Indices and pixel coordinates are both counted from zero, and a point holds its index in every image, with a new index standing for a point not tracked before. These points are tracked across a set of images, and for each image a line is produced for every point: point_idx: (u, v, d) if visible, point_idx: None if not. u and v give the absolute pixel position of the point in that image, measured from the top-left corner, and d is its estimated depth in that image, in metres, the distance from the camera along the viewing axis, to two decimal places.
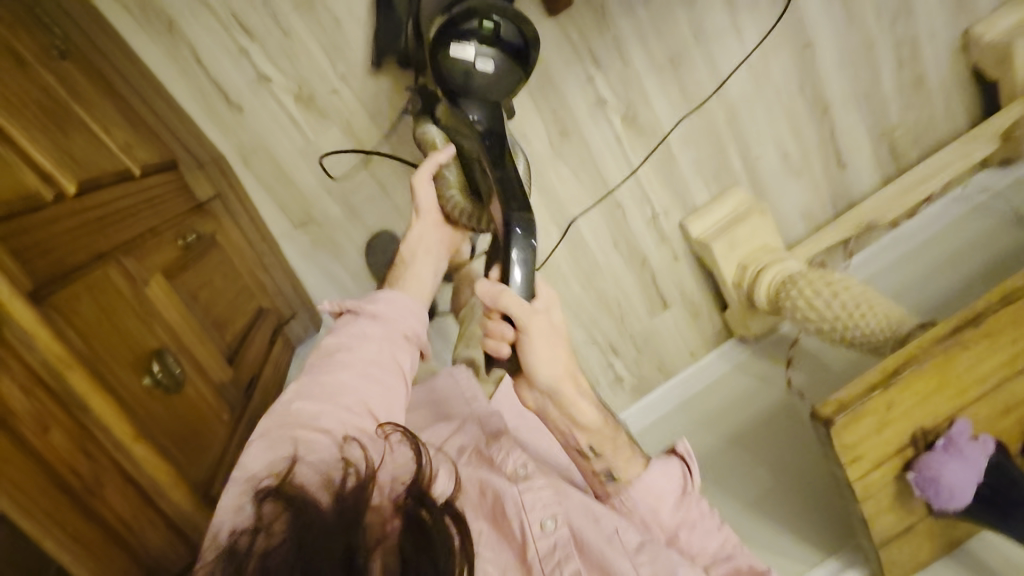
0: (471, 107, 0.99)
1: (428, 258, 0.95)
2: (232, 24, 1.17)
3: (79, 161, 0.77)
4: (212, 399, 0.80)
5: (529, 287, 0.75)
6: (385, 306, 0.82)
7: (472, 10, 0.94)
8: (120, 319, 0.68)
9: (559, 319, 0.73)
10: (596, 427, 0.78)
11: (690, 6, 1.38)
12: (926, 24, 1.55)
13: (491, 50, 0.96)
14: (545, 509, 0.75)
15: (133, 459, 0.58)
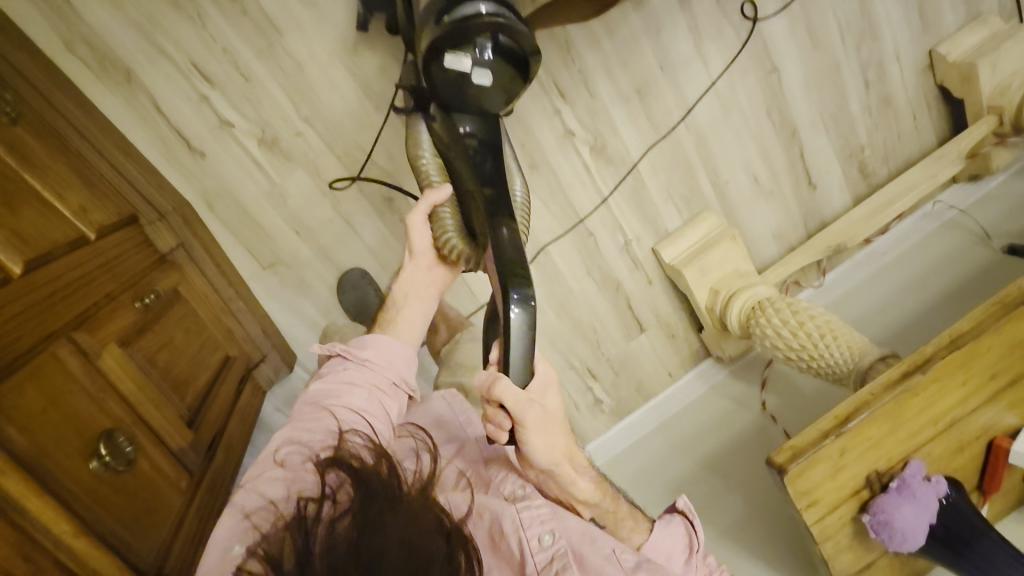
0: (464, 119, 0.99)
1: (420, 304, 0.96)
2: (192, 71, 1.16)
3: (27, 238, 0.76)
4: (169, 469, 0.79)
5: (527, 377, 0.74)
6: (373, 352, 0.89)
7: (472, 27, 0.88)
8: (70, 402, 0.68)
9: (553, 402, 0.75)
10: (595, 500, 0.82)
11: (655, 37, 1.38)
12: (892, 45, 1.56)
13: (489, 68, 0.93)
14: (542, 525, 0.78)
15: (74, 556, 0.57)
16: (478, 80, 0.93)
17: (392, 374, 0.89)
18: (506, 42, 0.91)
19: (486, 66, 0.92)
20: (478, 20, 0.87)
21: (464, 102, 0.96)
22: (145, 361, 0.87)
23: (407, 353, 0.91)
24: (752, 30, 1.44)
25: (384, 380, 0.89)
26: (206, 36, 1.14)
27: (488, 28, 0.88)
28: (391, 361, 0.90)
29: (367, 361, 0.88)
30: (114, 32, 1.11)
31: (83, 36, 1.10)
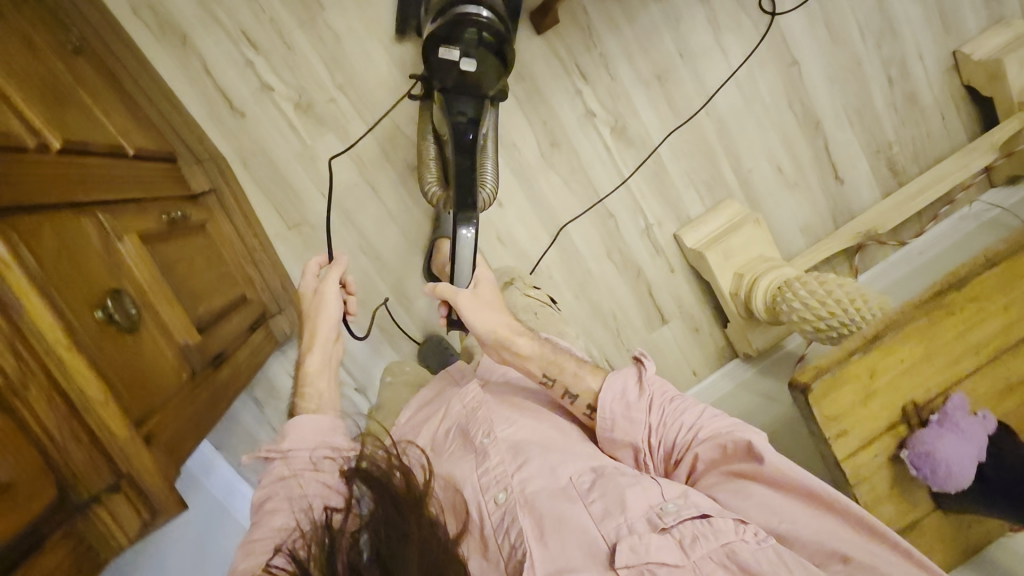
0: (463, 101, 1.10)
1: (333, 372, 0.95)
2: (241, 38, 1.26)
3: (72, 130, 0.82)
4: (172, 355, 0.79)
5: (470, 273, 0.93)
6: (290, 440, 0.83)
7: (461, 18, 1.04)
8: (85, 258, 0.70)
9: (485, 290, 0.91)
10: (537, 354, 0.86)
11: (674, 25, 1.44)
12: (914, 44, 1.58)
13: (478, 54, 1.06)
14: (500, 483, 0.77)
15: (63, 367, 0.57)
16: (467, 68, 1.07)
17: (322, 445, 0.84)
18: (491, 35, 1.05)
19: (473, 56, 1.06)
20: (468, 17, 1.04)
21: (456, 88, 1.09)
22: (164, 266, 0.89)
23: (325, 421, 0.86)
24: (770, 24, 1.49)
25: (313, 454, 0.83)
26: (255, 7, 1.25)
27: (475, 24, 1.04)
28: (314, 432, 0.84)
29: (290, 450, 0.82)
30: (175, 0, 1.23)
31: (148, 2, 1.22)
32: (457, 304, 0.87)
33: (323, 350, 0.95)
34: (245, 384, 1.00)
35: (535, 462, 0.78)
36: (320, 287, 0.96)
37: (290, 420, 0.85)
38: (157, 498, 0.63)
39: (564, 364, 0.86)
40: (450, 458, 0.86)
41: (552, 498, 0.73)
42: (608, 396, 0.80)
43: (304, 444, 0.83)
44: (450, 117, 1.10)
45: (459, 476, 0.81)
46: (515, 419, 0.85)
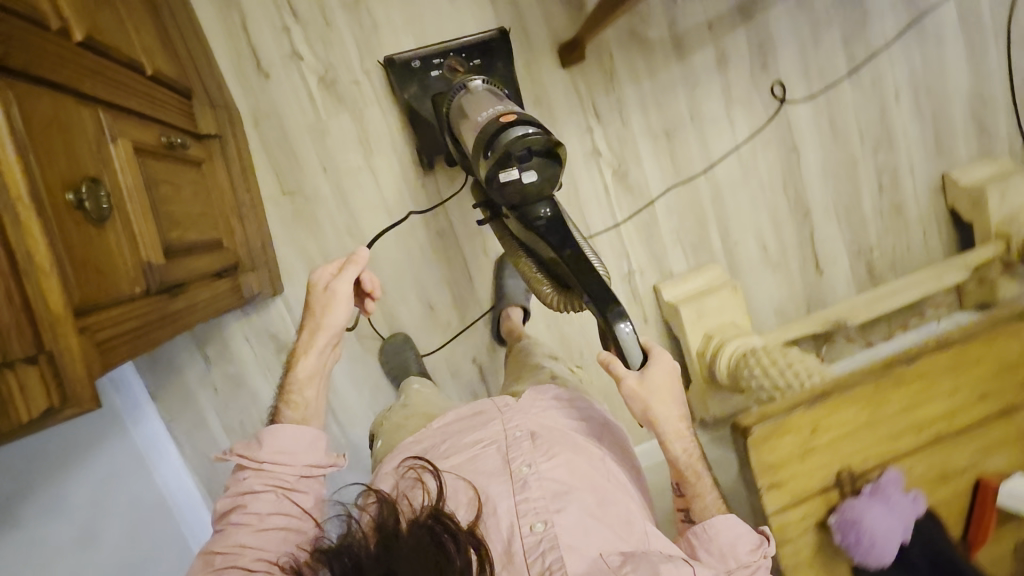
0: (540, 205, 1.07)
1: (323, 381, 0.92)
2: (284, 5, 1.32)
3: (100, 30, 0.84)
4: (132, 263, 0.78)
5: (643, 359, 0.91)
6: (272, 449, 0.81)
7: (507, 148, 0.98)
8: (72, 140, 0.70)
9: (671, 379, 0.90)
10: (682, 460, 0.90)
11: (690, 89, 1.52)
12: (908, 159, 1.67)
13: (533, 164, 1.02)
14: (537, 513, 0.74)
15: (17, 227, 0.56)
16: (529, 181, 1.03)
17: (304, 462, 0.82)
18: (541, 146, 1.00)
19: (531, 167, 1.02)
20: (515, 139, 0.98)
21: (530, 204, 1.06)
22: (150, 181, 0.89)
23: (310, 436, 0.84)
24: (778, 109, 1.57)
25: (292, 473, 0.81)
26: None
27: (523, 142, 0.99)
28: (296, 447, 0.82)
29: (269, 462, 0.80)
30: None
31: None
32: (621, 386, 0.89)
33: (318, 356, 0.91)
34: (200, 320, 0.97)
35: (574, 516, 0.75)
36: (331, 290, 0.90)
37: (269, 429, 0.82)
38: (76, 386, 0.60)
39: (695, 462, 0.90)
40: (486, 472, 0.79)
41: (584, 553, 0.72)
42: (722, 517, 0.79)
43: (285, 461, 0.80)
44: (531, 225, 1.05)
45: (494, 499, 0.76)
46: (562, 458, 0.81)
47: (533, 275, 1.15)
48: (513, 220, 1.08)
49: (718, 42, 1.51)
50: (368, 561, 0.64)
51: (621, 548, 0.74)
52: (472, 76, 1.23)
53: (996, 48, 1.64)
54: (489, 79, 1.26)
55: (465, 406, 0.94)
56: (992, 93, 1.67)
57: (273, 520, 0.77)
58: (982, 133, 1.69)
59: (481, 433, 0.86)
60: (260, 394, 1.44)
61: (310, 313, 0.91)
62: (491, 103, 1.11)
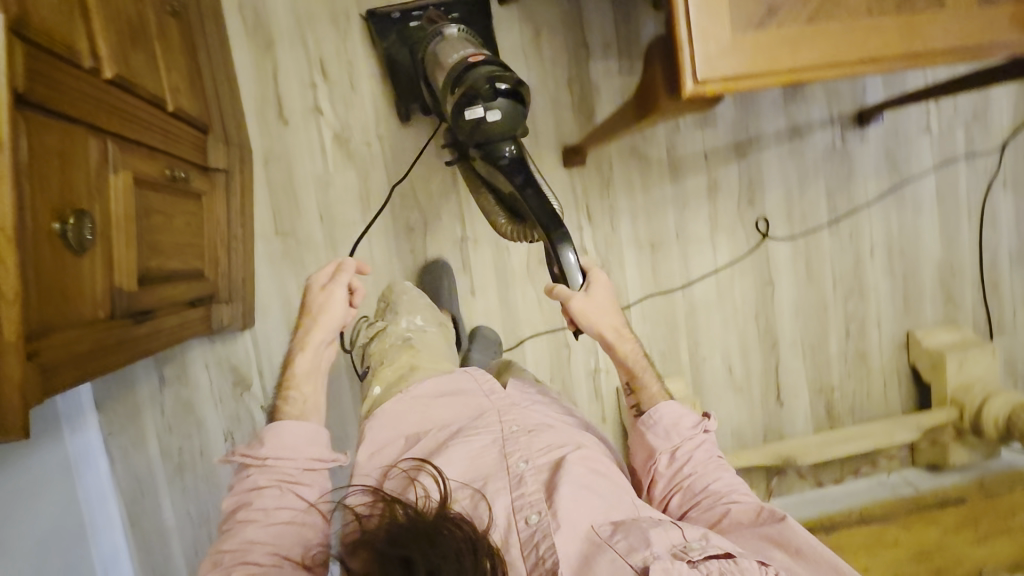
0: (505, 144, 1.16)
1: (323, 375, 0.94)
2: (316, 64, 1.41)
3: (129, 66, 0.90)
4: (102, 291, 0.79)
5: (585, 278, 1.00)
6: (273, 447, 0.81)
7: (472, 88, 1.09)
8: (73, 169, 0.74)
9: (613, 297, 1.03)
10: (631, 365, 1.03)
11: (680, 209, 1.61)
12: (876, 311, 1.75)
13: (498, 104, 1.11)
14: (530, 506, 0.77)
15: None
16: (494, 120, 1.12)
17: (306, 456, 0.83)
18: (508, 86, 1.11)
19: (495, 107, 1.11)
20: (480, 79, 1.09)
21: (495, 141, 1.15)
22: (143, 210, 0.93)
23: (310, 430, 0.84)
24: (760, 242, 1.66)
25: (296, 466, 0.81)
26: (341, 47, 1.42)
27: (490, 79, 1.10)
28: (300, 443, 0.83)
29: (271, 459, 0.81)
30: (277, 14, 1.39)
31: (254, 5, 1.38)
32: (570, 304, 0.99)
33: (318, 349, 0.94)
34: (159, 350, 0.98)
35: (566, 492, 0.78)
36: (328, 290, 0.95)
37: (270, 428, 0.83)
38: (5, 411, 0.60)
39: (641, 361, 1.04)
40: (483, 466, 0.83)
41: (577, 539, 0.74)
42: (665, 407, 0.98)
43: (287, 456, 0.81)
44: (496, 163, 1.15)
45: (489, 487, 0.80)
46: (555, 448, 0.86)
47: (490, 206, 1.34)
48: (479, 155, 1.19)
49: (712, 172, 1.61)
50: (385, 544, 0.65)
51: (614, 518, 0.78)
52: (449, 25, 1.27)
53: (967, 225, 1.76)
54: (464, 28, 1.30)
55: (443, 376, 1.00)
56: (960, 264, 1.77)
57: (278, 515, 0.77)
58: (947, 300, 1.78)
59: (475, 420, 0.90)
60: (206, 424, 1.42)
61: (306, 313, 0.95)
62: (462, 44, 1.20)
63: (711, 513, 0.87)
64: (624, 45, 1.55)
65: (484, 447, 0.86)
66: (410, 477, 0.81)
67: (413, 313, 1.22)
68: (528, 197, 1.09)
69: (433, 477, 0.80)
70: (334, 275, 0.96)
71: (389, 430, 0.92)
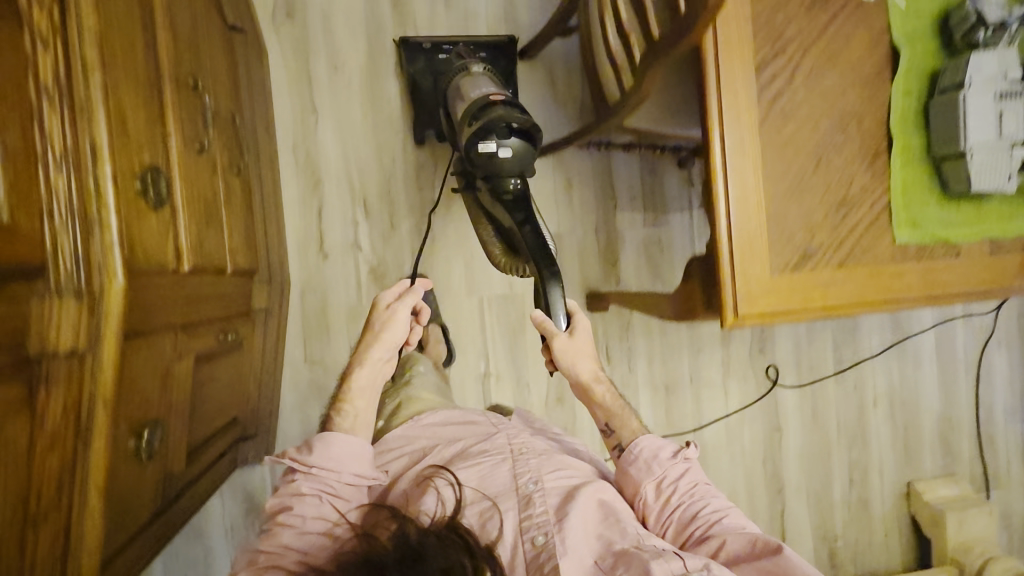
0: (509, 178, 1.14)
1: (377, 392, 0.95)
2: (360, 204, 1.48)
3: (203, 251, 0.94)
4: (158, 485, 0.83)
5: (567, 317, 0.98)
6: (320, 459, 0.83)
7: (490, 125, 1.11)
8: (152, 381, 0.78)
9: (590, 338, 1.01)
10: (613, 411, 1.00)
11: (695, 353, 1.67)
12: (878, 459, 1.79)
13: (511, 142, 1.12)
14: (539, 528, 0.79)
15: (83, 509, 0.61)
16: (506, 156, 1.12)
17: (351, 471, 0.85)
18: (521, 127, 1.12)
19: (508, 145, 1.12)
20: (499, 118, 1.10)
21: (501, 176, 1.14)
22: (199, 384, 0.96)
23: (358, 446, 0.86)
24: (769, 389, 1.71)
25: (338, 479, 0.83)
26: (384, 188, 1.49)
27: (509, 117, 1.11)
28: (346, 457, 0.85)
29: (317, 467, 0.83)
30: (327, 156, 1.46)
31: (307, 147, 1.45)
32: (552, 341, 0.97)
33: (375, 365, 0.94)
34: (194, 515, 1.00)
35: (574, 522, 0.79)
36: (390, 310, 0.95)
37: (320, 437, 0.85)
38: None
39: (621, 407, 1.00)
40: (494, 486, 0.84)
41: (585, 561, 0.77)
42: (643, 438, 0.94)
43: (333, 469, 0.83)
44: (500, 198, 1.15)
45: (499, 500, 0.82)
46: (565, 475, 0.88)
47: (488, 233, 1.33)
48: (484, 186, 1.17)
49: None
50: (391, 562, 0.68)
51: (616, 544, 0.78)
52: (474, 62, 1.30)
53: (966, 381, 1.83)
54: (489, 68, 1.34)
55: (454, 411, 1.03)
56: (959, 418, 1.83)
57: (314, 523, 0.79)
58: (946, 452, 1.83)
59: (481, 444, 0.92)
60: (215, 551, 1.40)
61: (369, 327, 0.96)
62: (483, 83, 1.24)
63: (705, 546, 0.83)
64: (648, 198, 1.61)
65: (484, 464, 0.88)
66: (423, 488, 0.84)
67: (418, 362, 1.26)
68: (525, 234, 1.09)
69: (449, 484, 0.83)
70: (390, 293, 0.97)
71: (402, 450, 0.96)
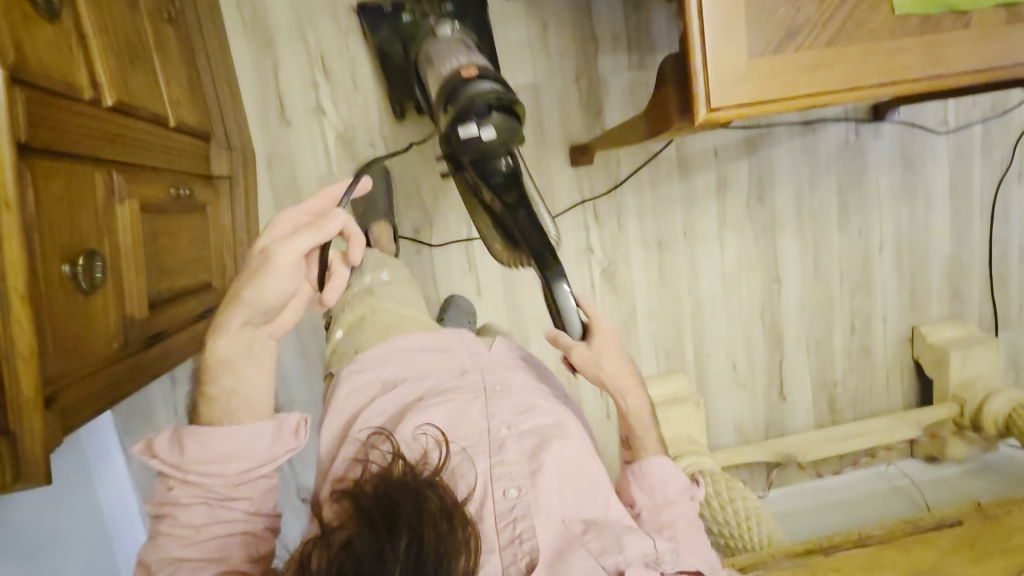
0: (502, 157, 1.01)
1: (260, 361, 0.68)
2: (317, 63, 1.37)
3: (129, 89, 0.89)
4: (113, 321, 0.80)
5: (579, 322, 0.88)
6: (210, 465, 0.63)
7: (466, 108, 0.96)
8: (76, 178, 0.74)
9: (610, 332, 0.90)
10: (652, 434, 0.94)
11: (687, 206, 1.60)
12: (882, 306, 1.75)
13: (494, 118, 0.97)
14: (511, 478, 0.71)
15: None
16: (490, 137, 0.98)
17: (236, 468, 0.64)
18: (503, 102, 0.97)
19: (492, 124, 0.97)
20: (479, 89, 0.97)
21: (490, 160, 1.00)
22: (151, 234, 0.93)
23: (249, 441, 0.65)
24: (768, 240, 1.65)
25: (243, 472, 0.65)
26: (342, 46, 1.37)
27: (485, 96, 0.96)
28: (228, 451, 0.64)
29: (195, 475, 0.63)
30: (275, 6, 1.34)
31: (253, 4, 1.34)
32: (569, 353, 0.89)
33: (243, 334, 0.67)
34: (164, 335, 0.95)
35: (551, 469, 0.73)
36: (267, 253, 0.65)
37: (190, 428, 0.64)
38: (28, 460, 0.60)
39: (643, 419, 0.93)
40: (467, 425, 0.75)
41: (553, 526, 0.69)
42: (663, 460, 0.90)
43: (215, 472, 0.63)
44: (488, 177, 1.01)
45: (471, 453, 0.73)
46: (539, 415, 0.79)
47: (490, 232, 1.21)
48: (473, 172, 1.04)
49: (720, 168, 1.60)
50: (368, 504, 0.59)
51: (590, 508, 0.73)
52: None
53: (979, 218, 1.74)
54: None
55: (430, 333, 0.88)
56: (970, 260, 1.76)
57: (210, 529, 0.63)
58: (954, 295, 1.78)
59: (456, 380, 0.82)
60: None
61: (252, 270, 0.66)
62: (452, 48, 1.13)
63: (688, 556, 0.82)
64: (634, 38, 1.48)
65: (478, 397, 0.79)
66: (401, 423, 0.75)
67: (378, 269, 1.05)
68: (516, 216, 0.98)
69: (434, 438, 0.72)
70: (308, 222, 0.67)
71: (369, 374, 0.82)
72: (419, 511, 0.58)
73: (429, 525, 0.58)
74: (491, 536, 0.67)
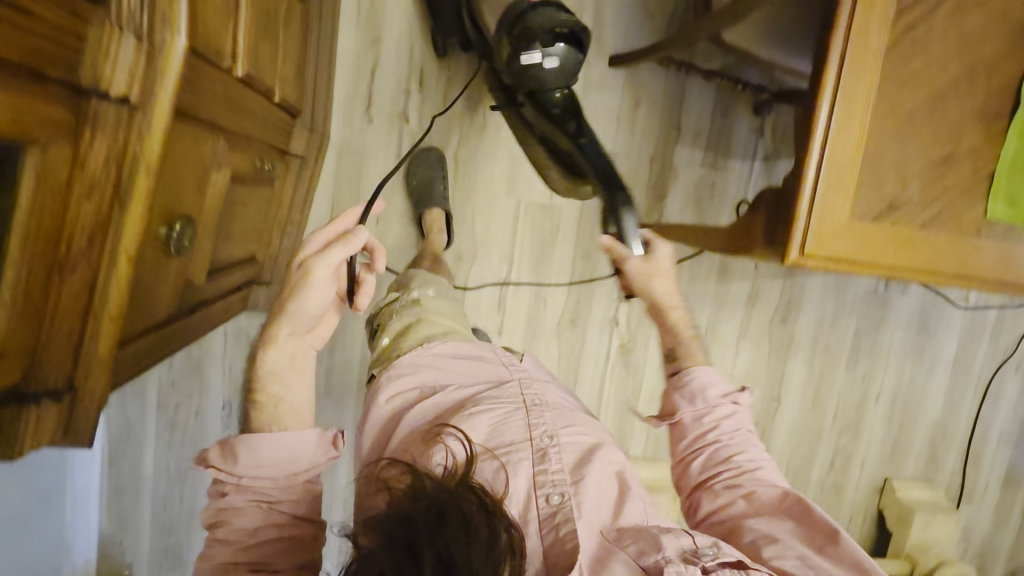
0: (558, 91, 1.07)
1: (308, 357, 0.73)
2: (416, 73, 1.39)
3: (257, 61, 0.88)
4: (177, 285, 0.78)
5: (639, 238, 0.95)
6: (250, 472, 0.65)
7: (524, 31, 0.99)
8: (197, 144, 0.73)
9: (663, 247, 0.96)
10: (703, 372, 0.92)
11: (715, 307, 1.64)
12: (863, 451, 1.80)
13: (558, 47, 1.01)
14: (553, 486, 0.71)
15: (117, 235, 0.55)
16: (551, 66, 1.02)
17: (285, 470, 0.66)
18: (565, 29, 1.00)
19: (555, 54, 1.01)
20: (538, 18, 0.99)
21: (546, 87, 1.05)
22: (229, 203, 0.91)
23: (295, 445, 0.67)
24: (780, 362, 1.70)
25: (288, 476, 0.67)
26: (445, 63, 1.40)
27: (548, 21, 0.99)
28: (274, 457, 0.66)
29: (247, 477, 0.65)
30: (393, 7, 1.36)
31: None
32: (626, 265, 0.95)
33: (287, 344, 0.71)
34: (207, 303, 0.93)
35: (593, 478, 0.73)
36: (305, 267, 0.70)
37: (244, 436, 0.66)
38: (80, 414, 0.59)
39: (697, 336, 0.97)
40: (507, 435, 0.76)
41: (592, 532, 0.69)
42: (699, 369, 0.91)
43: (263, 475, 0.65)
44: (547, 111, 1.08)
45: (508, 463, 0.72)
46: (580, 432, 0.80)
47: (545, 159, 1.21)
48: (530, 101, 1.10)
49: (757, 281, 1.65)
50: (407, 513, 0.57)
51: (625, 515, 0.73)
52: None
53: (971, 395, 1.82)
54: None
55: (466, 342, 0.94)
56: (953, 430, 1.84)
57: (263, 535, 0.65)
58: (930, 460, 1.85)
59: (494, 389, 0.83)
60: (210, 387, 1.41)
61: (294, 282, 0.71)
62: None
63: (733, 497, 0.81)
64: (713, 139, 1.54)
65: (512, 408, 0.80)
66: (436, 435, 0.74)
67: (426, 283, 1.08)
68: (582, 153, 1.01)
69: (462, 444, 0.72)
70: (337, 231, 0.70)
71: (407, 379, 0.87)
72: (447, 517, 0.56)
73: (460, 534, 0.56)
74: (535, 539, 0.67)
